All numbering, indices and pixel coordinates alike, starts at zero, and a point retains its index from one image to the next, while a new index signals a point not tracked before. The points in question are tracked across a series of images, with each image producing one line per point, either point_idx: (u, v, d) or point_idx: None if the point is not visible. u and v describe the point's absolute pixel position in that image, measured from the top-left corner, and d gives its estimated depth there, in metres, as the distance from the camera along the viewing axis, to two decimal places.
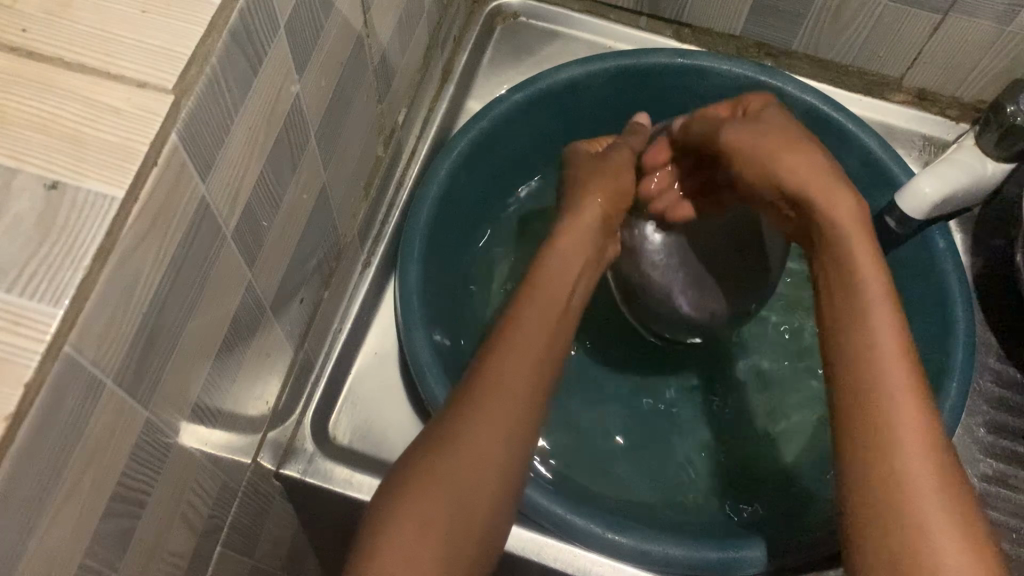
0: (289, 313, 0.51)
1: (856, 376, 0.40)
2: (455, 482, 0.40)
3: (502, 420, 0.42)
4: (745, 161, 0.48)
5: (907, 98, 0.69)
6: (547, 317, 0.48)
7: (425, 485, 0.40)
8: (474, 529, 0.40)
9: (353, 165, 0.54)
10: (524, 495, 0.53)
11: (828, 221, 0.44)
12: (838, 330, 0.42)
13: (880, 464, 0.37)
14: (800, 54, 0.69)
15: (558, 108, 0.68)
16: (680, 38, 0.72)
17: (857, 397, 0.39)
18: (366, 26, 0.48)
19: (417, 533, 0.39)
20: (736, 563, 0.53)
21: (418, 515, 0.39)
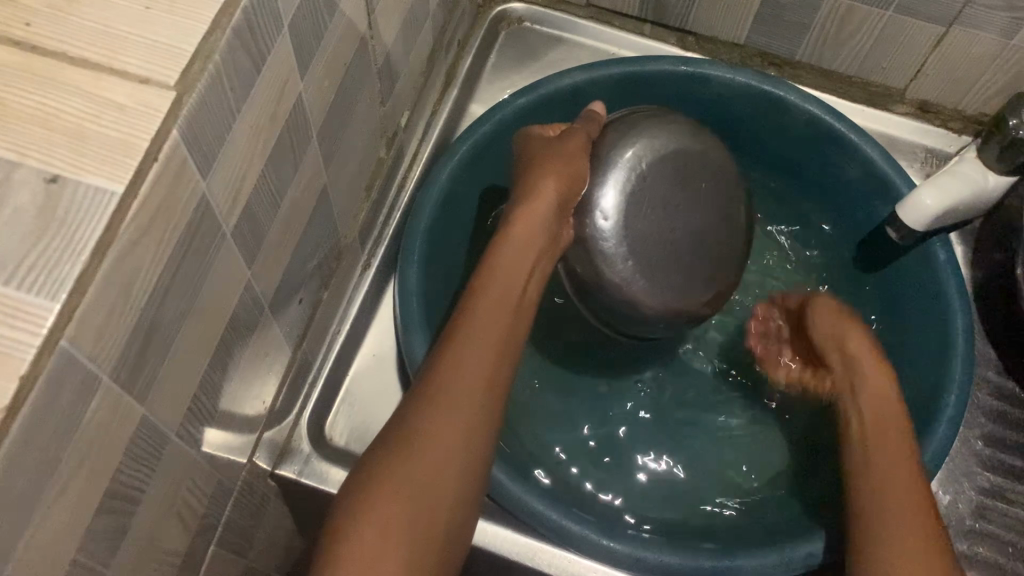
0: (287, 314, 0.51)
1: (871, 484, 0.51)
2: (426, 481, 0.41)
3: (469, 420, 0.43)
4: (840, 387, 0.60)
5: (910, 109, 0.69)
6: (502, 312, 0.48)
7: (391, 481, 0.40)
8: (440, 529, 0.41)
9: (354, 167, 0.54)
10: (519, 499, 0.53)
11: (861, 412, 0.56)
12: (868, 462, 0.53)
13: (901, 562, 0.46)
14: (803, 64, 0.69)
15: (561, 113, 0.68)
16: (684, 45, 0.72)
17: (877, 505, 0.49)
18: (370, 28, 0.48)
19: (384, 528, 0.39)
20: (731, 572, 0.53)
21: (386, 511, 0.39)
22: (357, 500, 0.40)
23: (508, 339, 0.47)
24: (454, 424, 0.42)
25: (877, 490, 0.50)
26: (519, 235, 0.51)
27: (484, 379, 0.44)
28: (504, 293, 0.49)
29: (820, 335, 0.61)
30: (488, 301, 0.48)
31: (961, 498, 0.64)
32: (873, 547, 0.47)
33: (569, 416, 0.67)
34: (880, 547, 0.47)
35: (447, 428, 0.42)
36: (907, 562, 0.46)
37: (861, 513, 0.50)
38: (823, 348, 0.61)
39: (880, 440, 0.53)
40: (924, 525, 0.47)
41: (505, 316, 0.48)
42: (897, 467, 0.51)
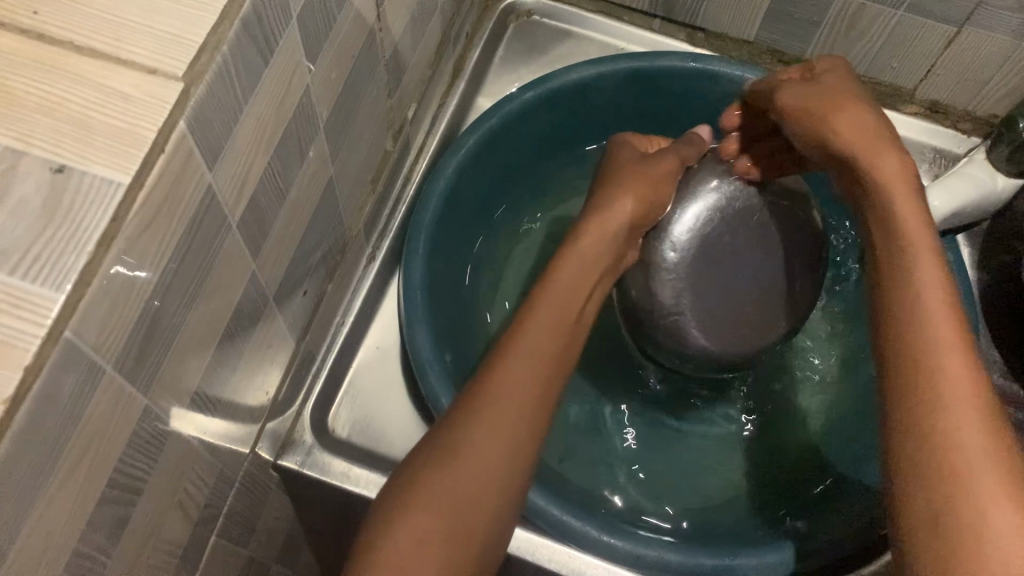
0: (291, 305, 0.51)
1: (914, 329, 0.36)
2: (463, 491, 0.40)
3: (508, 428, 0.42)
4: (859, 143, 0.45)
5: (919, 110, 0.69)
6: (559, 324, 0.48)
7: (431, 490, 0.40)
8: (478, 539, 0.40)
9: (360, 158, 0.53)
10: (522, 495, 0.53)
11: (882, 204, 0.42)
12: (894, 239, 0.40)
13: (916, 361, 0.35)
14: (813, 62, 0.68)
15: (569, 108, 0.68)
16: (693, 41, 0.71)
17: (917, 329, 0.35)
18: (378, 20, 0.48)
19: (420, 537, 0.39)
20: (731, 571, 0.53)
21: (424, 522, 0.39)
22: (393, 510, 0.40)
23: (560, 352, 0.47)
24: (485, 432, 0.42)
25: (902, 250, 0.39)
26: (588, 251, 0.52)
27: (529, 392, 0.44)
28: (564, 308, 0.49)
29: (839, 136, 0.45)
30: (543, 314, 0.48)
31: None
32: (906, 402, 0.34)
33: (601, 426, 0.67)
34: (927, 369, 0.34)
35: (482, 439, 0.42)
36: (942, 408, 0.33)
37: (892, 348, 0.36)
38: (799, 120, 0.48)
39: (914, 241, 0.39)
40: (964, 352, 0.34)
41: (552, 328, 0.47)
42: (929, 297, 0.36)
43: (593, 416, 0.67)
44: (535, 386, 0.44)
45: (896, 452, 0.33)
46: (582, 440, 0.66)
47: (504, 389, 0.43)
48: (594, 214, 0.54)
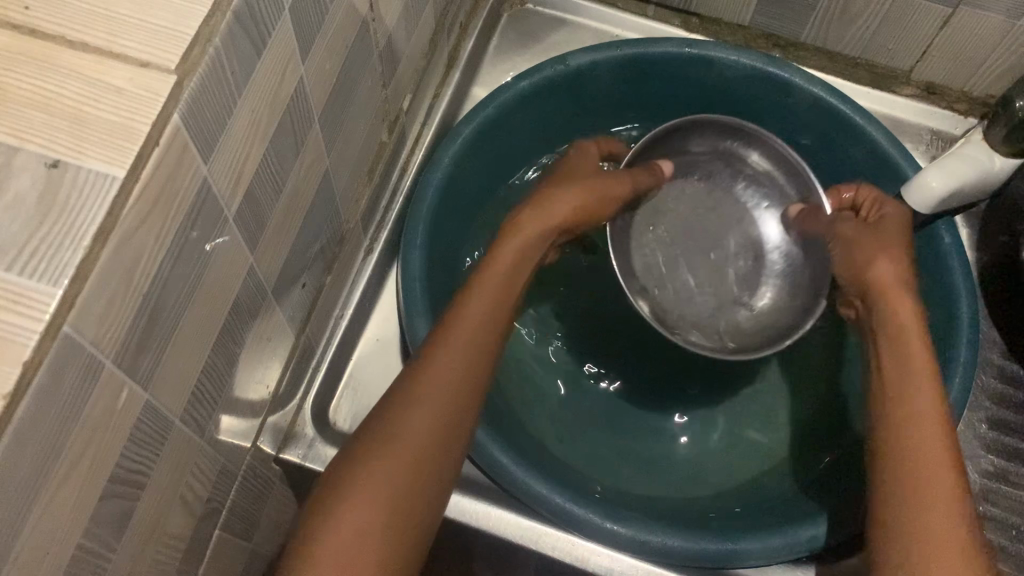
0: (291, 297, 0.51)
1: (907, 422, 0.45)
2: (409, 466, 0.41)
3: (439, 399, 0.43)
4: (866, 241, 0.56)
5: (915, 91, 0.69)
6: (500, 310, 0.48)
7: (370, 466, 0.40)
8: (421, 506, 0.41)
9: (356, 151, 0.53)
10: (522, 482, 0.53)
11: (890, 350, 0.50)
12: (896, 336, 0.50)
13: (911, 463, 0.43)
14: (808, 45, 0.68)
15: (564, 95, 0.68)
16: (687, 26, 0.71)
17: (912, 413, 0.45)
18: (372, 10, 0.48)
19: (359, 516, 0.39)
20: (733, 555, 0.53)
21: (369, 495, 0.39)
22: (346, 480, 0.40)
23: (492, 323, 0.47)
24: (433, 412, 0.43)
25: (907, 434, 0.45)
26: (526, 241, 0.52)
27: (468, 375, 0.44)
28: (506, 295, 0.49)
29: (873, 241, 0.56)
30: (480, 294, 0.47)
31: None
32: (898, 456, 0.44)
33: (593, 412, 0.67)
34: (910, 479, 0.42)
35: (422, 411, 0.42)
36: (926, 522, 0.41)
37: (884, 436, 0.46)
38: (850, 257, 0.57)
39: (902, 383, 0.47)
40: (944, 452, 0.43)
41: (489, 311, 0.47)
42: (922, 413, 0.45)
43: (579, 397, 0.68)
44: (465, 370, 0.44)
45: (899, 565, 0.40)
46: (568, 422, 0.66)
47: (445, 360, 0.44)
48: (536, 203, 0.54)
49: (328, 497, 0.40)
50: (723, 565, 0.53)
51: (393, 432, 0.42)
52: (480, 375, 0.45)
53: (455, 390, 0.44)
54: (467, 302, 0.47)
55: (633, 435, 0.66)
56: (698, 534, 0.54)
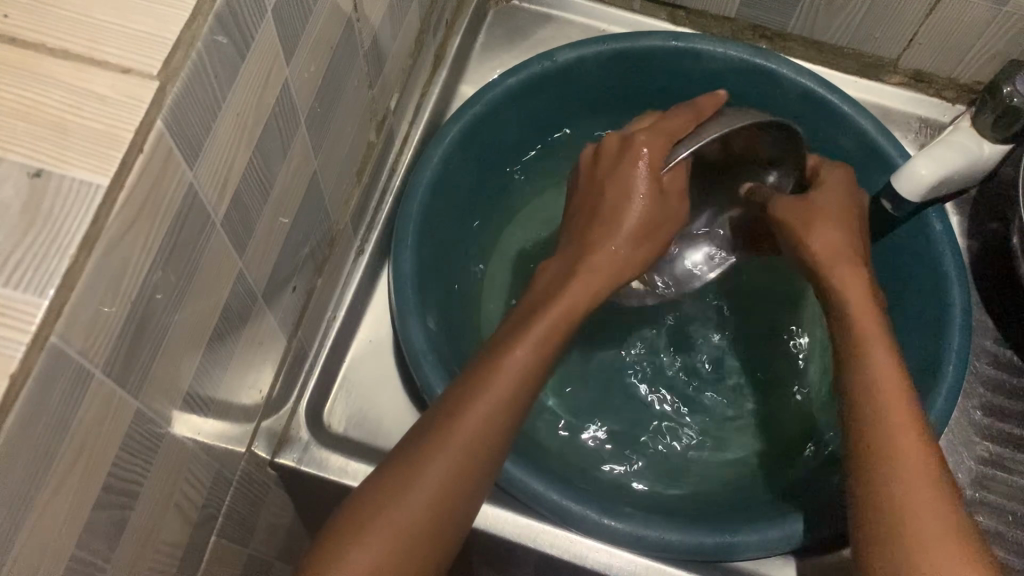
0: (282, 302, 0.50)
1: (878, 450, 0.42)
2: (421, 525, 0.40)
3: (474, 428, 0.42)
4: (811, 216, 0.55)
5: (904, 79, 0.69)
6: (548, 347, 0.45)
7: (391, 505, 0.40)
8: (445, 537, 0.41)
9: (344, 152, 0.53)
10: (519, 480, 0.53)
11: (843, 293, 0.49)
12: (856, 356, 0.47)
13: (897, 495, 0.41)
14: (795, 35, 0.68)
15: (552, 92, 0.68)
16: (674, 19, 0.71)
17: (887, 447, 0.42)
18: (356, 10, 0.48)
19: (374, 556, 0.39)
20: (731, 547, 0.53)
21: (381, 545, 0.39)
22: (362, 513, 0.40)
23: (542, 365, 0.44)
24: (453, 466, 0.41)
25: (882, 456, 0.42)
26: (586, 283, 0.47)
27: (502, 420, 0.43)
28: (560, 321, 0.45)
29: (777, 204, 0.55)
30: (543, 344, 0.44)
31: (961, 468, 0.64)
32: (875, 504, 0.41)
33: (587, 406, 0.67)
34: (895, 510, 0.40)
35: (449, 452, 0.41)
36: (908, 490, 0.40)
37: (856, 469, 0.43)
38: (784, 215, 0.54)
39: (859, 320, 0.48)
40: (910, 424, 0.43)
41: (546, 336, 0.45)
42: (885, 382, 0.45)
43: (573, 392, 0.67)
44: (507, 400, 0.43)
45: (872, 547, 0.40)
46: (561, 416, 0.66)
47: (479, 396, 0.43)
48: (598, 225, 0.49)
49: (340, 536, 0.40)
50: (718, 556, 0.53)
51: (407, 487, 0.41)
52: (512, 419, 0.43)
53: (480, 443, 0.42)
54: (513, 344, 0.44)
55: (629, 430, 0.66)
56: (694, 527, 0.54)
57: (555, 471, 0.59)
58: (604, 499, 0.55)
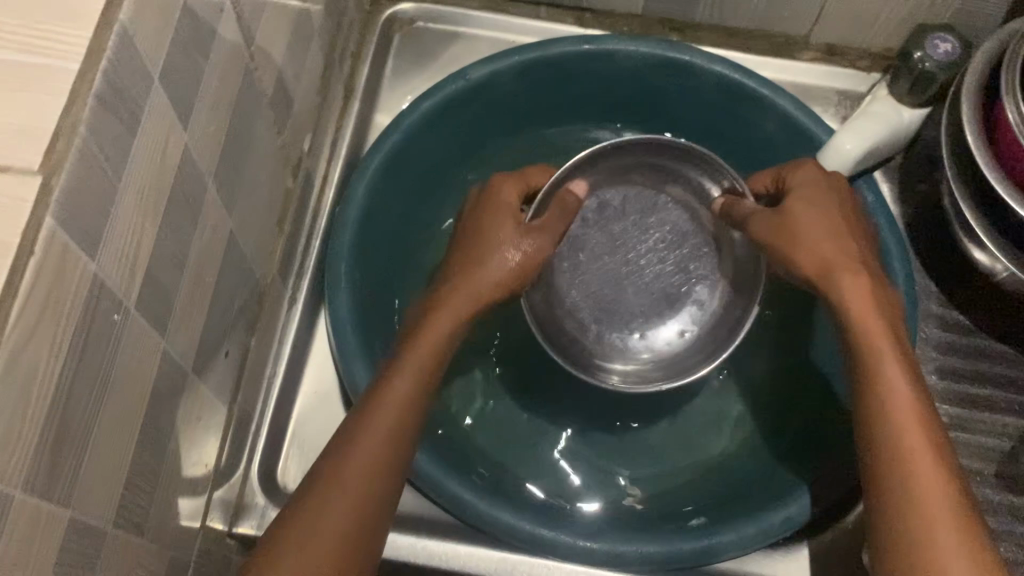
0: (215, 370, 0.48)
1: (888, 442, 0.39)
2: (354, 528, 0.39)
3: (343, 513, 0.39)
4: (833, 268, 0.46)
5: (816, 55, 0.68)
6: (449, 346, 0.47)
7: None
8: None
9: (261, 204, 0.51)
10: (487, 515, 0.52)
11: (847, 304, 0.44)
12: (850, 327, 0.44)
13: (908, 500, 0.38)
14: (704, 25, 0.67)
15: (470, 110, 0.66)
16: (583, 24, 0.68)
17: (893, 439, 0.39)
18: (253, 58, 0.46)
19: None
20: (710, 551, 0.52)
21: (311, 557, 0.37)
22: None
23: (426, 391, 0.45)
24: (363, 471, 0.40)
25: (892, 449, 0.39)
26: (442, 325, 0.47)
27: (361, 496, 0.40)
28: (456, 325, 0.47)
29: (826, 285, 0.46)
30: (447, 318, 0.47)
31: None
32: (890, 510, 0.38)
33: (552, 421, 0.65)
34: (919, 523, 0.37)
35: (303, 552, 0.37)
36: (928, 500, 0.37)
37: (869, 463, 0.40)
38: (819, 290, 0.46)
39: (865, 328, 0.43)
40: (911, 412, 0.40)
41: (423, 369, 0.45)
42: (881, 351, 0.42)
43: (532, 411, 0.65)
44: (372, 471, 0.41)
45: (890, 530, 0.38)
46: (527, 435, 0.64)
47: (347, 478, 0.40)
48: (474, 269, 0.50)
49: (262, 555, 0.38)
50: (698, 563, 0.52)
51: (322, 501, 0.39)
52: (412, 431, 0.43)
53: (343, 541, 0.39)
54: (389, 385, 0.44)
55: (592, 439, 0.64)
56: (672, 537, 0.53)
57: (524, 498, 0.57)
58: (578, 519, 0.54)
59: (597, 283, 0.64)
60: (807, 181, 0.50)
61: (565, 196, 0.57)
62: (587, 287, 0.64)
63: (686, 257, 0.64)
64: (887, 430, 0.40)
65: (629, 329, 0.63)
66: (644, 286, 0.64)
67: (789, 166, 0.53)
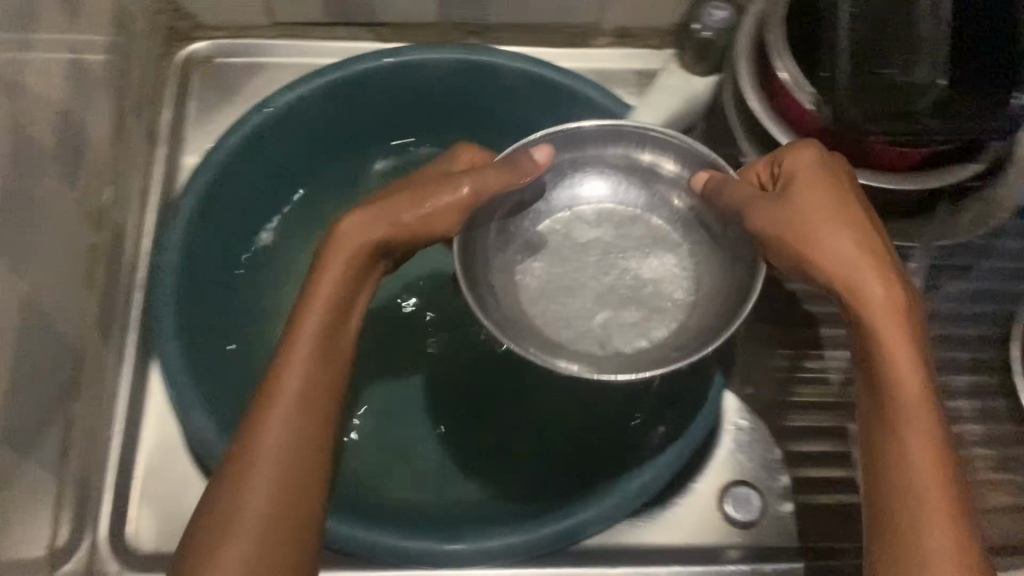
0: (32, 440, 0.47)
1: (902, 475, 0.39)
2: (286, 499, 0.39)
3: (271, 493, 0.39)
4: (836, 274, 0.43)
5: (610, 39, 0.70)
6: (341, 300, 0.44)
7: None
8: None
9: (61, 264, 0.49)
10: (349, 537, 0.51)
11: (863, 326, 0.42)
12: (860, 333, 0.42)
13: (908, 535, 0.38)
14: (500, 25, 0.69)
15: (284, 139, 0.66)
16: (381, 37, 0.69)
17: (894, 478, 0.39)
18: (20, 115, 0.44)
19: None
20: (574, 530, 0.53)
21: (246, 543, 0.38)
22: None
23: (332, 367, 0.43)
24: (274, 444, 0.40)
25: (900, 479, 0.39)
26: (321, 299, 0.43)
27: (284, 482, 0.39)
28: (348, 280, 0.44)
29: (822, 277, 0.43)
30: (338, 265, 0.44)
31: None
32: (885, 546, 0.39)
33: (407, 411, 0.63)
34: (911, 558, 0.38)
35: (245, 544, 0.38)
36: (938, 542, 0.38)
37: (871, 486, 0.40)
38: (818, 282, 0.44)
39: (899, 367, 0.41)
40: (929, 450, 0.39)
41: (315, 350, 0.42)
42: (897, 365, 0.41)
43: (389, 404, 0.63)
44: (304, 455, 0.40)
45: (891, 568, 0.38)
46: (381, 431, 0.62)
47: (272, 459, 0.40)
48: (377, 205, 0.46)
49: (218, 505, 0.39)
50: (564, 544, 0.53)
51: (247, 486, 0.39)
52: (337, 367, 0.43)
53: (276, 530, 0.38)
54: (284, 377, 0.41)
55: None
56: (535, 522, 0.53)
57: (388, 511, 0.57)
58: (445, 526, 0.54)
59: (550, 306, 0.53)
60: (805, 161, 0.46)
61: (524, 159, 0.48)
62: (558, 301, 0.53)
63: (670, 279, 0.54)
64: (899, 460, 0.40)
65: (593, 341, 0.51)
66: (629, 312, 0.53)
67: (783, 149, 0.47)
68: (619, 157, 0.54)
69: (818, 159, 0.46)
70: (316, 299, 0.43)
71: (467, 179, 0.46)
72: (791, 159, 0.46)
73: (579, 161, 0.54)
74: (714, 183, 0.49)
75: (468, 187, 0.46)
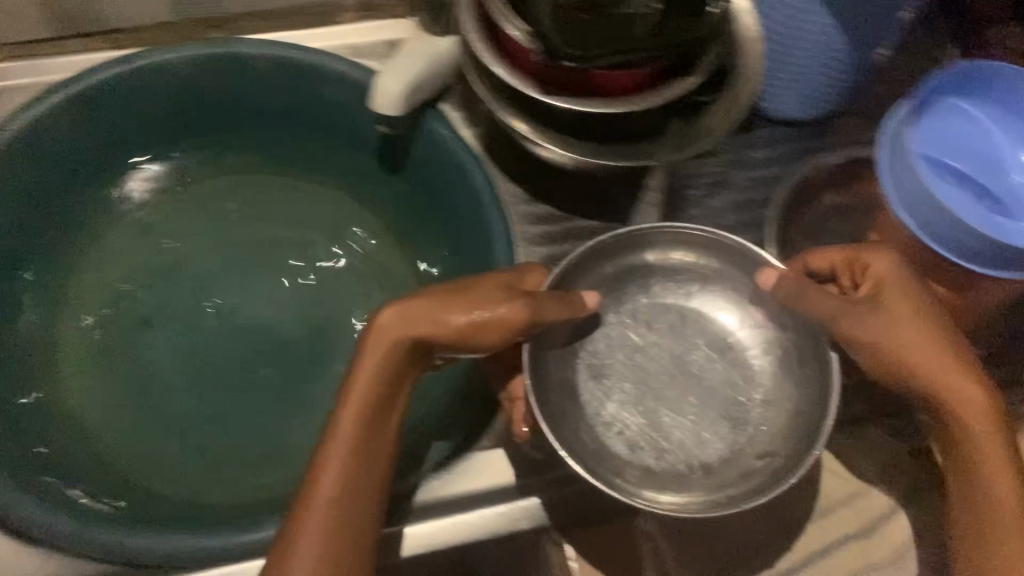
0: None
1: (976, 455, 0.46)
2: (336, 548, 0.42)
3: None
4: (903, 356, 0.46)
5: (356, 15, 0.70)
6: (405, 361, 0.46)
7: None
8: None
9: None
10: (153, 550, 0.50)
11: (957, 415, 0.46)
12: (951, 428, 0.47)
13: (994, 505, 0.45)
14: (237, 14, 0.67)
15: (27, 166, 0.61)
16: (118, 46, 0.66)
17: (977, 441, 0.46)
18: None
19: None
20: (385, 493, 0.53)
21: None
22: None
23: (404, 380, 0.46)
24: (334, 490, 0.43)
25: (976, 456, 0.46)
26: (365, 398, 0.45)
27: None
28: (397, 360, 0.45)
29: (897, 362, 0.46)
30: (371, 348, 0.45)
31: None
32: (979, 512, 0.45)
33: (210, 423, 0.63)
34: (989, 522, 0.45)
35: None
36: (1009, 497, 0.45)
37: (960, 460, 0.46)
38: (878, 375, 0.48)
39: (986, 460, 0.45)
40: (993, 434, 0.45)
41: (354, 442, 0.44)
42: (970, 398, 0.46)
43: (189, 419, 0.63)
44: (333, 552, 0.42)
45: (977, 531, 0.45)
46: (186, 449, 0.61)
47: (311, 552, 0.41)
48: (416, 301, 0.46)
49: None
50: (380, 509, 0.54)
51: (291, 549, 0.42)
52: (379, 466, 0.45)
53: None
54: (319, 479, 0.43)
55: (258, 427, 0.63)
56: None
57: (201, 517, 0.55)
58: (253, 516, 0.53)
59: (604, 405, 0.53)
60: (887, 267, 0.48)
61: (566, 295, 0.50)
62: (671, 411, 0.53)
63: (778, 401, 0.53)
64: (986, 454, 0.45)
65: (683, 463, 0.52)
66: (685, 415, 0.53)
67: (864, 248, 0.49)
68: (640, 263, 0.57)
69: (899, 271, 0.47)
70: (356, 396, 0.45)
71: (477, 304, 0.46)
72: (877, 264, 0.48)
73: (615, 248, 0.56)
74: (794, 266, 0.51)
75: (503, 306, 0.46)
